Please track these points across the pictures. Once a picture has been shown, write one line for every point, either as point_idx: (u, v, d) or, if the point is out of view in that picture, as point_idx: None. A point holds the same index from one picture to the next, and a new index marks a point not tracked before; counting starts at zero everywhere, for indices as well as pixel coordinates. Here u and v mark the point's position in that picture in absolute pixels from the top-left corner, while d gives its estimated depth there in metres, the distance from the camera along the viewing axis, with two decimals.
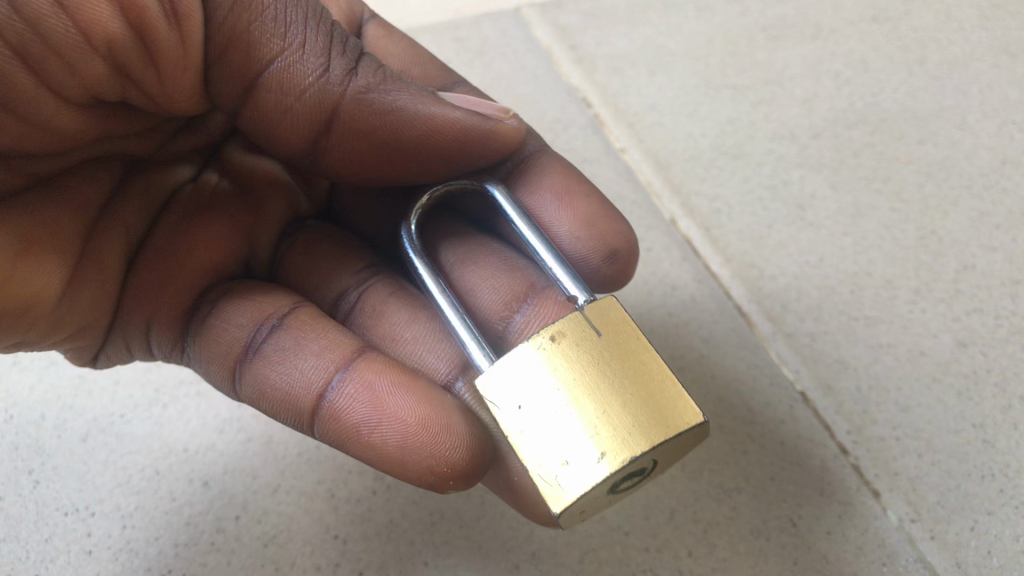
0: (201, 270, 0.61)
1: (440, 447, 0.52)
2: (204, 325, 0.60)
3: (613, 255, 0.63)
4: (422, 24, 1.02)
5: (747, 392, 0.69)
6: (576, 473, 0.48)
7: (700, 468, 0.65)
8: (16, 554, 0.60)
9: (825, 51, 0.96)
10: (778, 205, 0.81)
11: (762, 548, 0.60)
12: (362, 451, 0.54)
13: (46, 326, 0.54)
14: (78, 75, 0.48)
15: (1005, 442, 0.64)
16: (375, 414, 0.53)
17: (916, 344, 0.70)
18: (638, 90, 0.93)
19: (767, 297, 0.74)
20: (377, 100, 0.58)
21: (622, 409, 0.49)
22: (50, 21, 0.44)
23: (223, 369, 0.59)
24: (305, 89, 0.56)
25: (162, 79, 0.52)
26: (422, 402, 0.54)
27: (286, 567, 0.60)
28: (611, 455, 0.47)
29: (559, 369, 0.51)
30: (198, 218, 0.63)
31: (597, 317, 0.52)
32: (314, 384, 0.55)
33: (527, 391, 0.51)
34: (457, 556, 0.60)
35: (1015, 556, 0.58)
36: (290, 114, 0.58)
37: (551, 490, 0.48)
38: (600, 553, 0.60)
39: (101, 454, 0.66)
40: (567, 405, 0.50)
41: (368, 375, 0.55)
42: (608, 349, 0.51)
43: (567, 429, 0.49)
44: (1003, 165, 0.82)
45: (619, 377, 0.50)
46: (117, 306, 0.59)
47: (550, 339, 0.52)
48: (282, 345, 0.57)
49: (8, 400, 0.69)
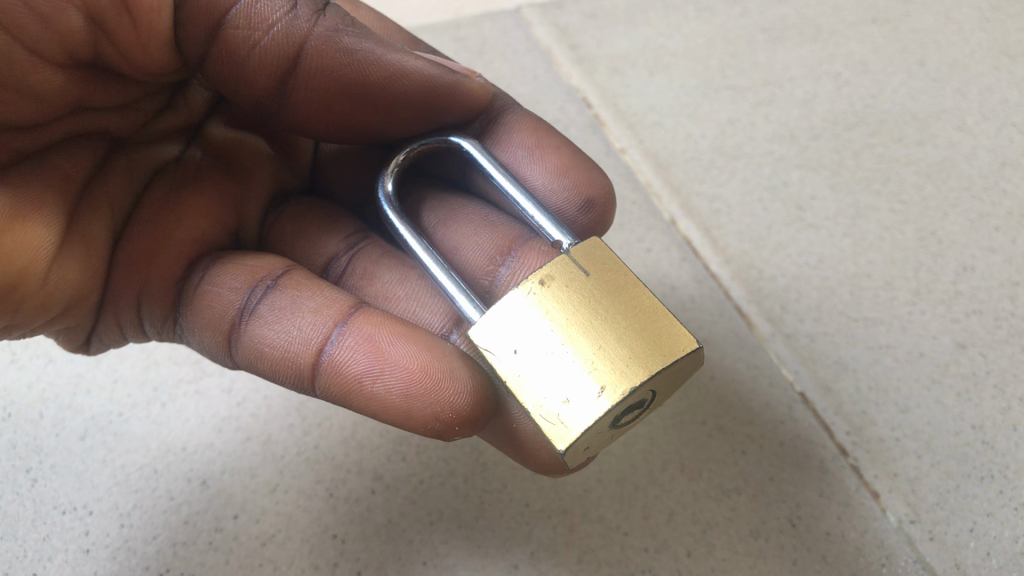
0: (190, 240, 0.61)
1: (444, 393, 0.52)
2: (198, 291, 0.59)
3: (587, 201, 0.65)
4: (423, 23, 1.03)
5: (747, 392, 0.69)
6: (578, 409, 0.48)
7: (699, 469, 0.64)
8: (14, 552, 0.60)
9: (825, 52, 0.96)
10: (778, 206, 0.81)
11: (761, 549, 0.60)
12: (367, 403, 0.54)
13: (35, 308, 0.54)
14: (53, 28, 0.48)
15: (1005, 443, 0.64)
16: (377, 364, 0.54)
17: (915, 345, 0.70)
18: (638, 89, 0.93)
19: (766, 297, 0.74)
20: (345, 40, 0.59)
21: (618, 344, 0.49)
22: None
23: (218, 335, 0.59)
24: (273, 24, 0.57)
25: (139, 33, 0.52)
26: (422, 350, 0.54)
27: (284, 567, 0.60)
28: (611, 387, 0.48)
29: (551, 311, 0.51)
30: (186, 190, 0.62)
31: (584, 257, 0.53)
32: (313, 341, 0.55)
33: (522, 334, 0.51)
34: (456, 555, 0.60)
35: (1015, 558, 0.58)
36: (258, 51, 0.57)
37: (554, 428, 0.47)
38: (599, 554, 0.60)
39: (100, 452, 0.65)
40: (562, 345, 0.50)
41: (367, 328, 0.55)
42: (599, 286, 0.52)
43: (564, 369, 0.49)
44: (1003, 166, 0.82)
45: (613, 313, 0.51)
46: (105, 287, 0.59)
47: (539, 283, 0.52)
48: (278, 304, 0.57)
49: (7, 398, 0.69)
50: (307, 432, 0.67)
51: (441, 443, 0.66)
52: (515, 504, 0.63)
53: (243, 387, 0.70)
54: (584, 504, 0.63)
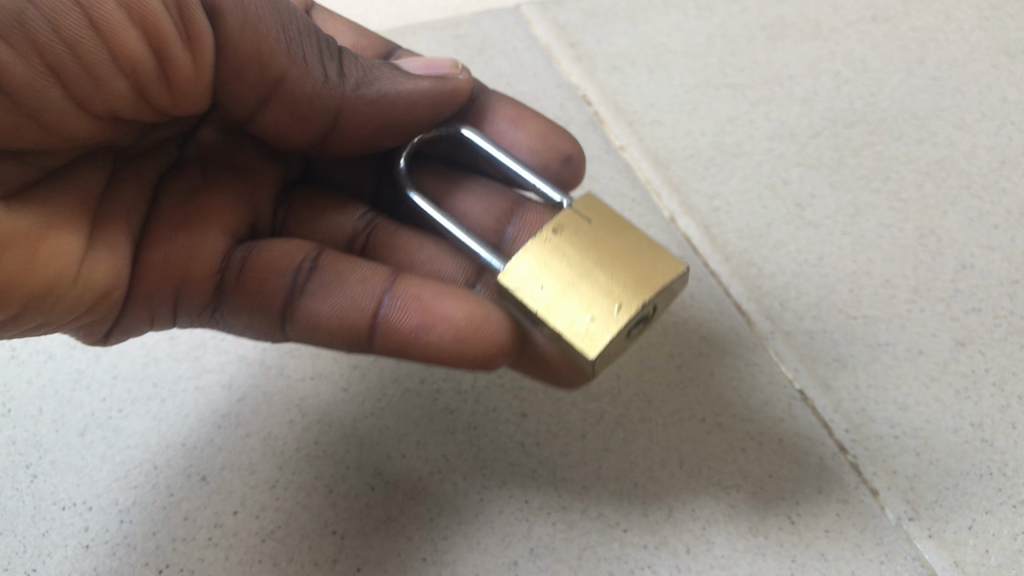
0: (221, 231, 0.62)
1: (489, 330, 0.58)
2: (243, 276, 0.60)
3: (567, 158, 0.70)
4: (423, 22, 1.03)
5: (745, 389, 0.69)
6: (602, 323, 0.53)
7: (699, 466, 0.64)
8: (14, 548, 0.60)
9: (825, 50, 0.96)
10: (778, 203, 0.81)
11: (761, 546, 0.60)
12: (423, 353, 0.59)
13: (67, 308, 0.52)
14: (102, 89, 0.52)
15: (1004, 441, 0.64)
16: (426, 319, 0.58)
17: (915, 343, 0.70)
18: (638, 87, 0.93)
19: (766, 295, 0.74)
20: (369, 93, 0.65)
21: (625, 272, 0.55)
22: (86, 42, 0.49)
23: (268, 316, 0.60)
24: (314, 95, 0.63)
25: (173, 93, 0.57)
26: (462, 300, 0.59)
27: (284, 563, 0.60)
28: (627, 303, 0.54)
29: (566, 252, 0.57)
30: (201, 194, 0.64)
31: (585, 209, 0.59)
32: (366, 306, 0.59)
33: (545, 274, 0.56)
34: (456, 551, 0.60)
35: (1014, 555, 0.58)
36: (302, 118, 0.64)
37: (584, 341, 0.53)
38: (599, 551, 0.60)
39: (99, 448, 0.66)
40: (580, 278, 0.56)
41: (410, 290, 0.60)
42: (604, 229, 0.58)
43: (585, 294, 0.55)
44: (1002, 165, 0.82)
45: (618, 248, 0.57)
46: (134, 286, 0.58)
47: (552, 233, 0.58)
48: (325, 280, 0.61)
49: (7, 393, 0.69)
50: (307, 428, 0.67)
51: (442, 438, 0.66)
52: (515, 501, 0.63)
53: (243, 383, 0.70)
54: (584, 501, 0.63)
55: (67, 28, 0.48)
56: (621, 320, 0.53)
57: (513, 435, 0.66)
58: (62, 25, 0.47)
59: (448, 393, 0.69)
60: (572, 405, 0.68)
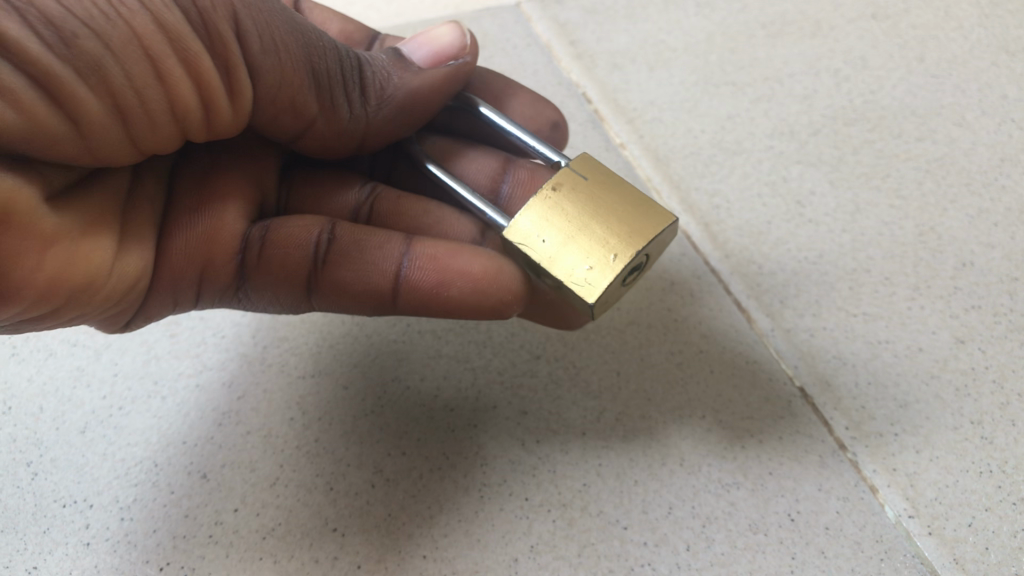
0: (240, 212, 0.62)
1: (506, 282, 0.60)
2: (266, 250, 0.60)
3: (553, 123, 0.78)
4: (423, 20, 1.04)
5: (746, 386, 0.69)
6: (599, 272, 0.56)
7: (699, 463, 0.65)
8: (15, 546, 0.60)
9: (825, 48, 0.96)
10: (778, 201, 0.81)
11: (760, 543, 0.60)
12: (444, 308, 0.61)
13: (103, 300, 0.54)
14: (154, 130, 0.54)
15: (1004, 439, 0.64)
16: (446, 275, 0.60)
17: (915, 341, 0.70)
18: (638, 84, 0.93)
19: (766, 292, 0.74)
20: (393, 111, 0.67)
21: (620, 225, 0.57)
22: (150, 90, 0.50)
23: (292, 287, 0.61)
24: (344, 127, 0.65)
25: (212, 130, 0.58)
26: (477, 255, 0.61)
27: (284, 560, 0.60)
28: (622, 253, 0.56)
29: (564, 206, 0.59)
30: (214, 180, 0.63)
31: (582, 166, 0.61)
32: (386, 268, 0.61)
33: (545, 228, 0.59)
34: (456, 548, 0.60)
35: (1014, 553, 0.58)
36: (332, 142, 0.67)
37: (583, 287, 0.55)
38: (599, 548, 0.60)
39: (100, 446, 0.66)
40: (578, 230, 0.58)
41: (427, 250, 0.62)
42: (600, 185, 0.60)
43: (582, 246, 0.57)
44: (1002, 162, 0.82)
45: (613, 202, 0.59)
46: (159, 275, 0.58)
47: (551, 189, 0.60)
48: (345, 248, 0.61)
49: (8, 392, 0.70)
50: (307, 425, 0.67)
51: (442, 436, 0.67)
52: (515, 498, 0.63)
53: (244, 380, 0.70)
54: (584, 498, 0.63)
55: (135, 75, 0.49)
56: (617, 268, 0.55)
57: (513, 431, 0.67)
58: (133, 74, 0.49)
59: (447, 390, 0.69)
60: (572, 403, 0.68)
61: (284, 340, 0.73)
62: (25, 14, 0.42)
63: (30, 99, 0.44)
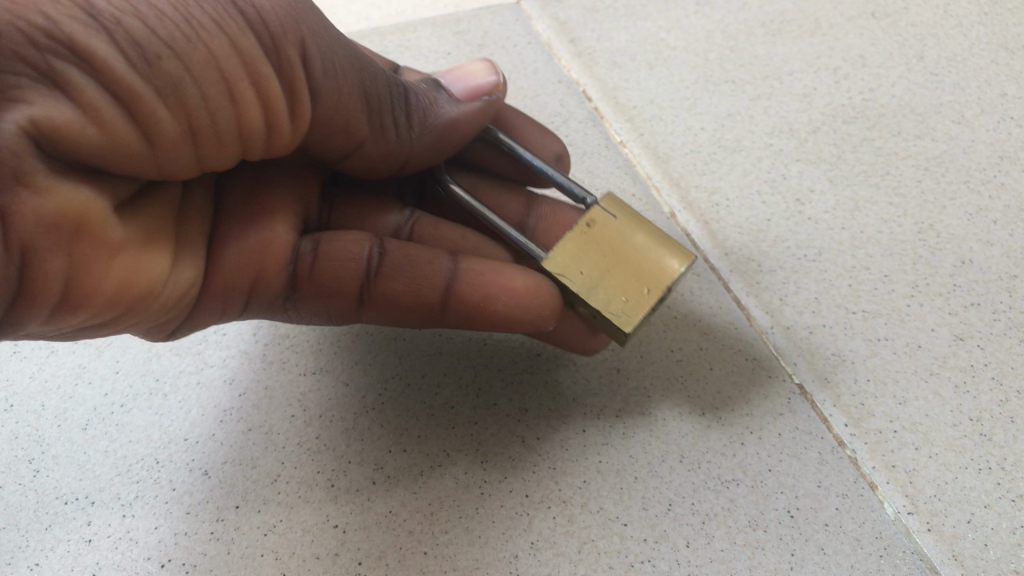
0: (290, 226, 0.63)
1: (547, 297, 0.63)
2: (319, 264, 0.62)
3: (558, 157, 0.79)
4: (422, 19, 1.04)
5: (745, 384, 0.69)
6: (635, 303, 0.60)
7: (699, 460, 0.65)
8: (16, 542, 0.61)
9: (824, 46, 0.96)
10: (777, 199, 0.81)
11: (759, 540, 0.60)
12: (489, 322, 0.64)
13: (158, 309, 0.56)
14: (220, 150, 0.55)
15: (1003, 436, 0.64)
16: (492, 290, 0.63)
17: (914, 338, 0.70)
18: (638, 82, 0.93)
19: (766, 289, 0.75)
20: (435, 133, 0.68)
21: (650, 259, 0.62)
22: (223, 112, 0.52)
23: (342, 300, 0.63)
24: (389, 148, 0.66)
25: (270, 151, 0.59)
26: (519, 272, 0.64)
27: (285, 557, 0.60)
28: (655, 285, 0.60)
29: (598, 240, 0.63)
30: (262, 194, 0.64)
31: (611, 204, 0.66)
32: (433, 282, 0.63)
33: (581, 260, 0.63)
34: (457, 545, 0.61)
35: (1012, 549, 0.59)
36: (376, 164, 0.68)
37: (621, 316, 0.60)
38: (599, 545, 0.60)
39: (102, 443, 0.66)
40: (613, 262, 0.62)
41: (471, 266, 0.64)
42: (628, 221, 0.64)
43: (617, 277, 0.61)
44: (1001, 160, 0.83)
45: (642, 237, 0.63)
46: (207, 285, 0.59)
47: (585, 224, 0.64)
48: (395, 263, 0.63)
49: (9, 389, 0.70)
50: (308, 422, 0.67)
51: (442, 432, 0.67)
52: (515, 494, 0.63)
53: (244, 378, 0.70)
54: (584, 495, 0.63)
55: (210, 95, 0.50)
56: (651, 299, 0.60)
57: (513, 429, 0.67)
58: (208, 93, 0.50)
59: (448, 387, 0.70)
60: (573, 400, 0.69)
61: (284, 338, 0.73)
62: (111, 32, 0.44)
63: (111, 114, 0.46)
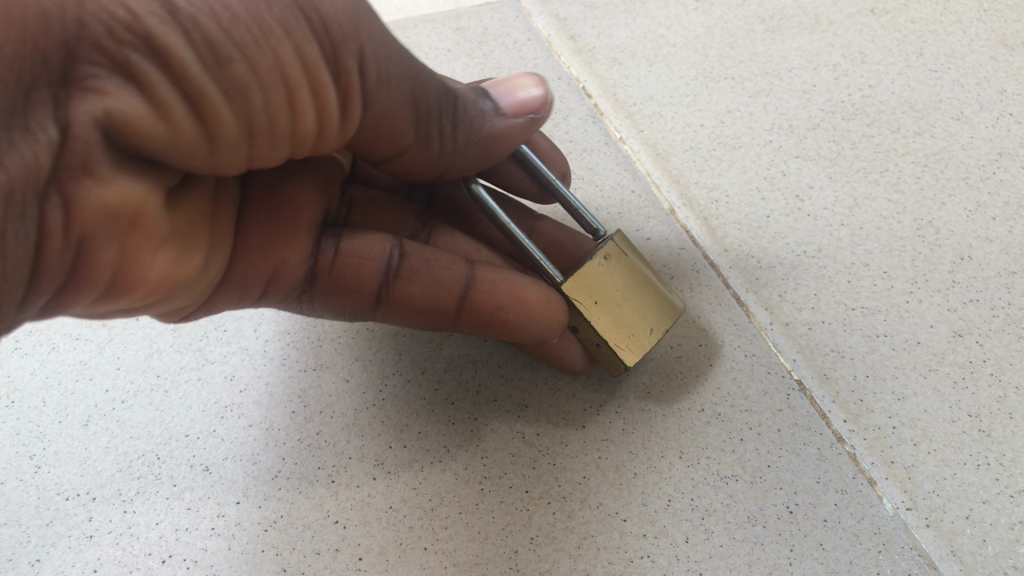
0: (311, 222, 0.64)
1: (556, 315, 0.64)
2: (338, 264, 0.63)
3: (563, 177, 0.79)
4: (422, 15, 1.04)
5: (744, 380, 0.69)
6: (638, 341, 0.63)
7: (698, 456, 0.65)
8: (16, 538, 0.61)
9: (823, 42, 0.96)
10: (777, 195, 0.81)
11: (758, 535, 0.60)
12: (497, 329, 0.65)
13: (190, 293, 0.58)
14: (271, 149, 0.54)
15: (1001, 432, 0.64)
16: (507, 300, 0.64)
17: (913, 334, 0.70)
18: (638, 80, 0.93)
19: (765, 285, 0.75)
20: (481, 144, 0.63)
21: (655, 302, 0.64)
22: (279, 115, 0.51)
23: (358, 301, 0.65)
24: (432, 156, 0.62)
25: (315, 150, 0.58)
26: (533, 286, 0.65)
27: (286, 552, 0.60)
28: (659, 326, 0.64)
29: (613, 275, 0.64)
30: (290, 183, 0.64)
31: (625, 241, 0.66)
32: (449, 287, 0.64)
33: (596, 291, 0.64)
34: (456, 541, 0.61)
35: (1010, 545, 0.59)
36: (416, 168, 0.64)
37: (624, 351, 0.63)
38: (598, 540, 0.61)
39: (102, 439, 0.66)
40: (623, 299, 0.64)
41: (485, 275, 0.66)
42: (637, 260, 0.66)
43: (625, 314, 0.64)
44: (999, 157, 0.83)
45: (649, 278, 0.65)
46: (231, 271, 0.60)
47: (602, 258, 0.65)
48: (416, 267, 0.65)
49: (10, 385, 0.70)
50: (308, 419, 0.67)
51: (442, 428, 0.67)
52: (514, 490, 0.63)
53: (245, 373, 0.70)
54: (584, 491, 0.63)
55: (271, 99, 0.50)
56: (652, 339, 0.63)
57: (513, 425, 0.67)
58: (270, 97, 0.50)
59: (448, 382, 0.70)
60: (572, 396, 0.69)
61: (284, 334, 0.73)
62: (188, 32, 0.44)
63: (177, 110, 0.46)
